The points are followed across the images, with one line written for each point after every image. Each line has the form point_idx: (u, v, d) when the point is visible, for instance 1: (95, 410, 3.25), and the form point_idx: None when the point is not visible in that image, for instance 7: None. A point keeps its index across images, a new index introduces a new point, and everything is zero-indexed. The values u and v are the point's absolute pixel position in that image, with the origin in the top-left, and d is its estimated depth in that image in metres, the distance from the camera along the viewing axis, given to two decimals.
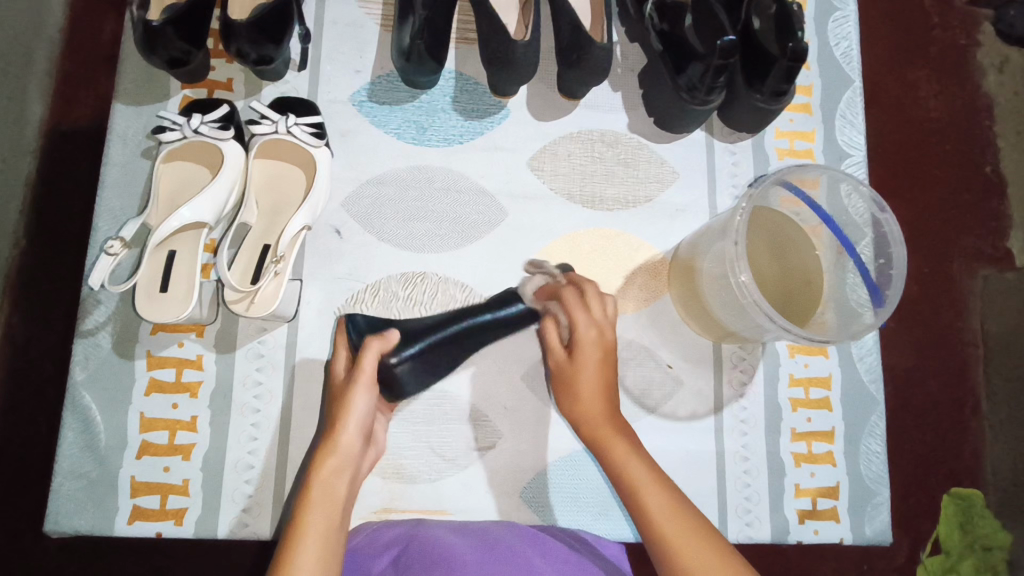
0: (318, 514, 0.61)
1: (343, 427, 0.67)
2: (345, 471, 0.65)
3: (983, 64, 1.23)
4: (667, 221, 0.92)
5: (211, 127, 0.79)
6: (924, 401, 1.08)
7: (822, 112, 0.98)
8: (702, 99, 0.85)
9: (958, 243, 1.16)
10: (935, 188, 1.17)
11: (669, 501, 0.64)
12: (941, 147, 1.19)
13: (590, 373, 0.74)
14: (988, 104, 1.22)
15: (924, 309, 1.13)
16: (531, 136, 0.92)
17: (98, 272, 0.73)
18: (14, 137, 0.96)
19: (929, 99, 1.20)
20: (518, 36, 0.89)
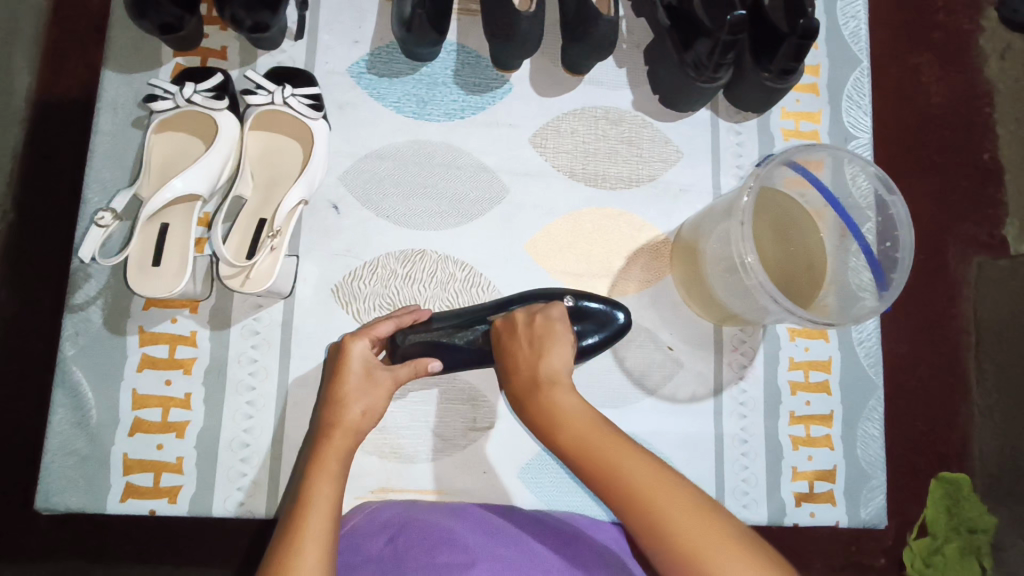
0: (324, 487, 0.60)
1: (355, 404, 0.68)
2: (346, 448, 0.66)
3: (986, 49, 1.21)
4: (670, 201, 0.91)
5: (204, 96, 0.77)
6: (915, 385, 1.09)
7: (829, 93, 0.97)
8: (709, 76, 0.83)
9: (952, 229, 1.16)
10: (934, 174, 1.16)
11: (580, 427, 0.65)
12: (942, 132, 1.17)
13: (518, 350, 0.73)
14: (990, 90, 1.20)
15: (919, 294, 1.13)
16: (533, 112, 0.90)
17: (88, 245, 0.70)
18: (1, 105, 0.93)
19: (932, 84, 1.19)
20: (522, 7, 0.87)
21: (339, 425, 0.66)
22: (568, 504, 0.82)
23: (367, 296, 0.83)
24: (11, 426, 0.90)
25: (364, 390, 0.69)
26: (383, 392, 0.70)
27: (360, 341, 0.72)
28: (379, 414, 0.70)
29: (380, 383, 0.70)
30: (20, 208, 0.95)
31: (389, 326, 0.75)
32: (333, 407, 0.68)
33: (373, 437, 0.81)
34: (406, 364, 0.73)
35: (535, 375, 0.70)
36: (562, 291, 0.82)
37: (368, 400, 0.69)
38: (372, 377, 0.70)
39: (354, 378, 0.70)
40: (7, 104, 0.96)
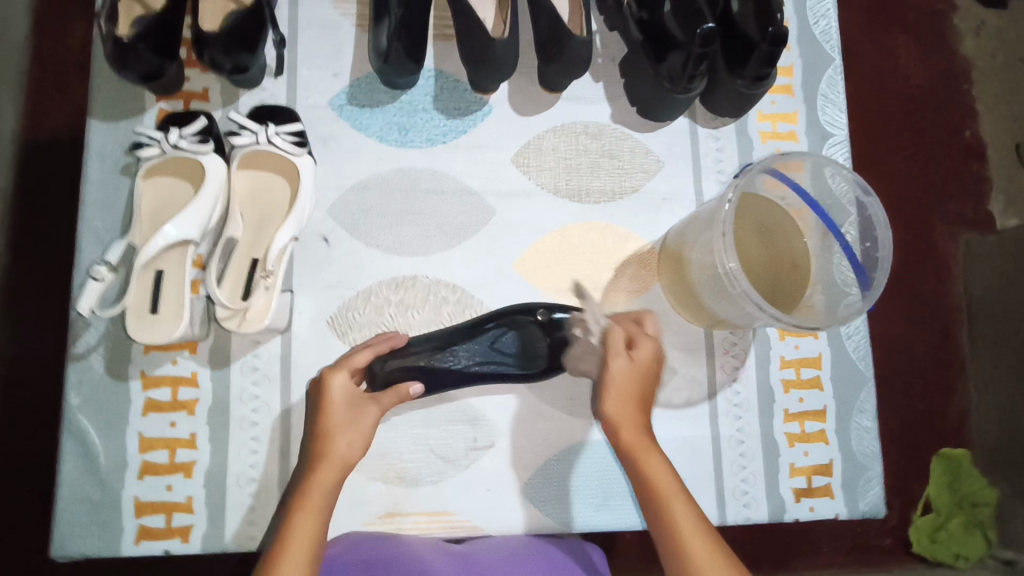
0: (304, 523, 0.65)
1: (341, 436, 0.71)
2: (335, 479, 0.69)
3: (960, 28, 1.24)
4: (654, 211, 0.93)
5: (190, 141, 0.79)
6: (909, 365, 1.11)
7: (803, 94, 0.99)
8: (684, 87, 0.86)
9: (938, 209, 1.18)
10: (915, 157, 1.18)
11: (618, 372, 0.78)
12: (922, 115, 1.20)
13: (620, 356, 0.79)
14: (966, 69, 1.23)
15: (908, 276, 1.15)
16: (515, 132, 0.92)
17: (87, 298, 0.73)
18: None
19: (909, 67, 1.21)
20: (495, 31, 0.90)
21: (327, 457, 0.70)
22: (572, 517, 0.84)
23: (362, 326, 0.84)
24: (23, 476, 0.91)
25: (351, 420, 0.73)
26: (370, 421, 0.73)
27: (340, 373, 0.75)
28: (370, 441, 0.73)
29: (366, 413, 0.73)
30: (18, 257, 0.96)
31: (366, 356, 0.77)
32: (321, 440, 0.71)
33: (378, 463, 0.83)
34: (390, 390, 0.76)
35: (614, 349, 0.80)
36: (534, 304, 0.85)
37: (356, 431, 0.72)
38: (355, 406, 0.73)
39: (337, 410, 0.73)
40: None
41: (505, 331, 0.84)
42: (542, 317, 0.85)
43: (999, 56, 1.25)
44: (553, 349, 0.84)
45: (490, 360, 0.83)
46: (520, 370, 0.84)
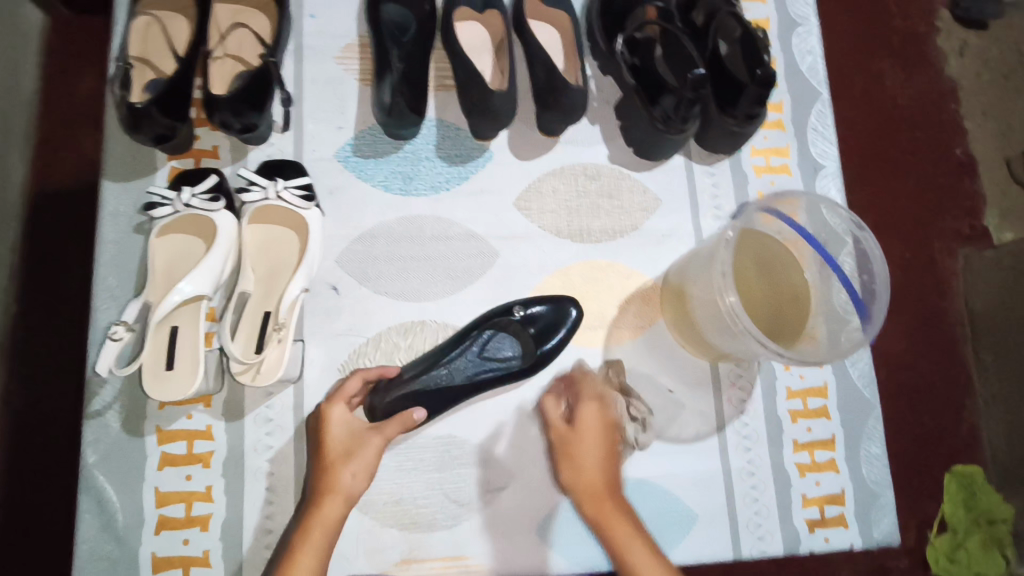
0: (305, 564, 0.70)
1: (343, 470, 0.75)
2: (338, 514, 0.74)
3: (945, 49, 1.29)
4: (654, 247, 0.95)
5: (201, 200, 0.81)
6: (916, 382, 1.12)
7: (794, 128, 1.02)
8: (678, 128, 0.89)
9: (935, 226, 1.20)
10: (909, 176, 1.22)
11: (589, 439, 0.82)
12: (913, 134, 1.23)
13: (584, 429, 0.82)
14: (953, 88, 1.27)
15: (910, 293, 1.17)
16: (516, 176, 0.94)
17: (106, 359, 0.74)
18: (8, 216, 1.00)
19: (895, 88, 1.25)
20: (495, 83, 0.95)
21: (331, 492, 0.74)
22: (590, 560, 0.84)
23: None
24: (53, 507, 0.97)
25: (352, 452, 0.76)
26: (372, 451, 0.76)
27: (338, 407, 0.78)
28: (373, 472, 0.77)
29: (366, 444, 0.76)
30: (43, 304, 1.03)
31: (356, 385, 0.79)
32: (324, 476, 0.75)
33: (392, 510, 0.83)
34: (393, 420, 0.77)
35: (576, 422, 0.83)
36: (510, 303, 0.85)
37: (358, 463, 0.76)
38: (358, 438, 0.77)
39: (336, 445, 0.77)
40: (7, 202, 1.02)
41: (491, 336, 0.83)
42: (523, 312, 0.84)
43: (984, 73, 1.29)
44: (539, 342, 0.84)
45: (485, 368, 0.82)
46: (515, 371, 0.83)
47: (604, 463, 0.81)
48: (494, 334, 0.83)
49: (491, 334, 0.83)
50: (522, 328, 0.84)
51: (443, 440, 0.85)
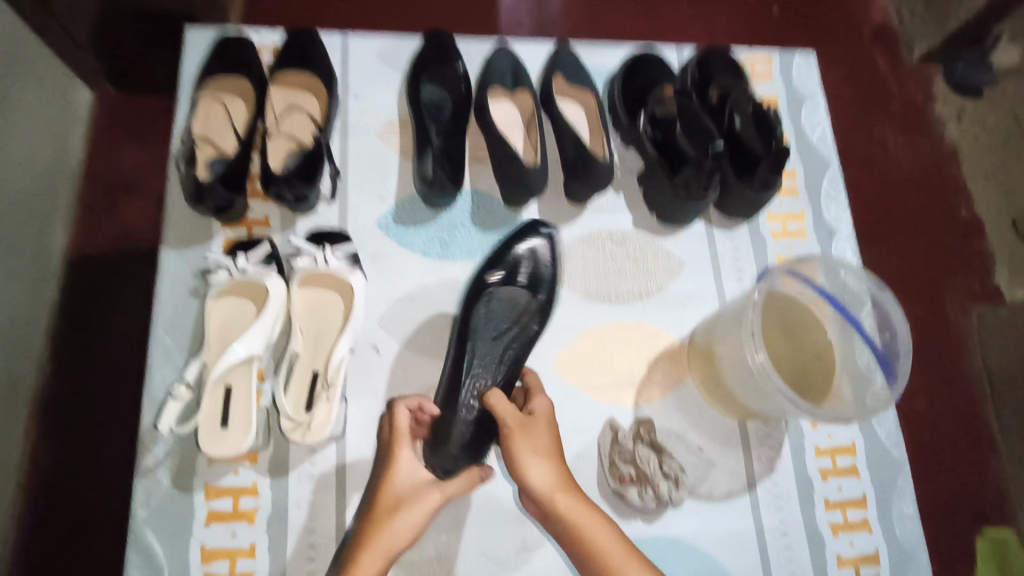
0: None
1: (393, 522, 0.82)
2: (380, 566, 0.80)
3: (942, 115, 1.40)
4: (680, 308, 0.99)
5: (256, 265, 0.88)
6: (942, 442, 1.13)
7: (807, 195, 1.08)
8: (698, 195, 0.94)
9: (947, 285, 1.26)
10: (921, 235, 1.29)
11: (547, 452, 0.87)
12: (919, 192, 1.32)
13: (539, 440, 0.87)
14: (953, 150, 1.37)
15: (928, 352, 1.20)
16: (546, 242, 1.00)
17: (168, 416, 0.82)
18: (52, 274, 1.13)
19: (899, 149, 1.35)
20: (526, 156, 1.01)
21: (377, 546, 0.80)
22: None
23: None
24: (94, 558, 1.01)
25: (403, 504, 0.83)
26: (428, 505, 0.83)
27: (406, 449, 0.85)
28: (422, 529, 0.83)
29: (414, 506, 0.83)
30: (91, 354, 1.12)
31: (406, 418, 0.87)
32: (371, 526, 0.82)
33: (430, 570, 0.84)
34: (462, 474, 0.86)
35: (531, 434, 0.87)
36: (505, 244, 0.96)
37: (407, 516, 0.82)
38: (415, 487, 0.84)
39: (396, 490, 0.83)
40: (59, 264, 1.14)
41: (484, 316, 0.92)
42: (498, 276, 0.94)
43: (982, 137, 1.39)
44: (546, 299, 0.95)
45: (511, 341, 0.92)
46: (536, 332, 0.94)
47: (553, 465, 0.86)
48: (484, 309, 0.93)
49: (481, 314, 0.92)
50: (529, 292, 0.95)
51: (483, 496, 0.86)
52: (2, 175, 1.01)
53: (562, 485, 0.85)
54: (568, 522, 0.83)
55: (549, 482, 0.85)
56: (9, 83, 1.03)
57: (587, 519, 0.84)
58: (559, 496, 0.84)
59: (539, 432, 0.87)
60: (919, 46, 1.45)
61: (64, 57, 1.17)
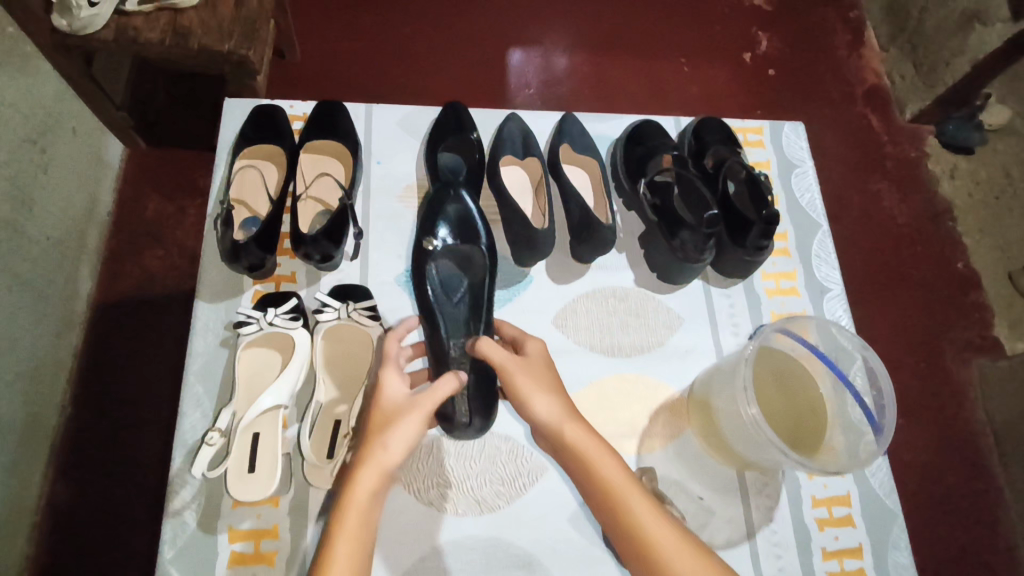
0: (344, 544, 0.69)
1: (387, 445, 0.77)
2: (375, 483, 0.74)
3: (936, 172, 1.68)
4: (679, 360, 1.05)
5: (284, 319, 0.94)
6: (946, 490, 1.31)
7: (799, 254, 1.15)
8: (695, 257, 1.02)
9: (946, 335, 1.47)
10: (919, 284, 1.52)
11: (549, 386, 0.88)
12: (914, 247, 1.57)
13: (535, 371, 0.88)
14: (948, 206, 1.64)
15: (928, 399, 1.39)
16: (554, 298, 1.06)
17: (201, 463, 0.84)
18: (72, 313, 1.36)
19: (894, 208, 1.61)
20: (536, 220, 1.10)
21: (376, 464, 0.75)
22: None
23: (424, 475, 0.94)
24: None
25: (391, 425, 0.79)
26: (415, 424, 0.79)
27: (392, 375, 0.85)
28: (411, 446, 0.79)
29: (404, 417, 0.79)
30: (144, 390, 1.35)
31: (395, 346, 0.89)
32: (368, 452, 0.76)
33: None
34: (440, 388, 0.83)
35: (528, 368, 0.89)
36: (442, 199, 1.04)
37: (399, 434, 0.78)
38: (401, 410, 0.80)
39: (383, 417, 0.80)
40: (76, 306, 1.37)
41: (439, 281, 1.01)
42: (434, 242, 1.01)
43: (975, 192, 1.65)
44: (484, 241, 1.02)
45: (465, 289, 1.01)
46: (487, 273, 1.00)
47: (559, 399, 0.86)
48: (437, 271, 1.02)
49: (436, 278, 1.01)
50: (466, 236, 1.02)
51: (491, 541, 0.92)
52: (35, 222, 1.26)
53: (574, 423, 0.84)
54: (573, 448, 0.81)
55: (556, 413, 0.84)
56: (52, 146, 1.31)
57: (590, 445, 0.81)
58: (565, 426, 0.83)
59: (537, 368, 0.89)
60: (911, 107, 1.76)
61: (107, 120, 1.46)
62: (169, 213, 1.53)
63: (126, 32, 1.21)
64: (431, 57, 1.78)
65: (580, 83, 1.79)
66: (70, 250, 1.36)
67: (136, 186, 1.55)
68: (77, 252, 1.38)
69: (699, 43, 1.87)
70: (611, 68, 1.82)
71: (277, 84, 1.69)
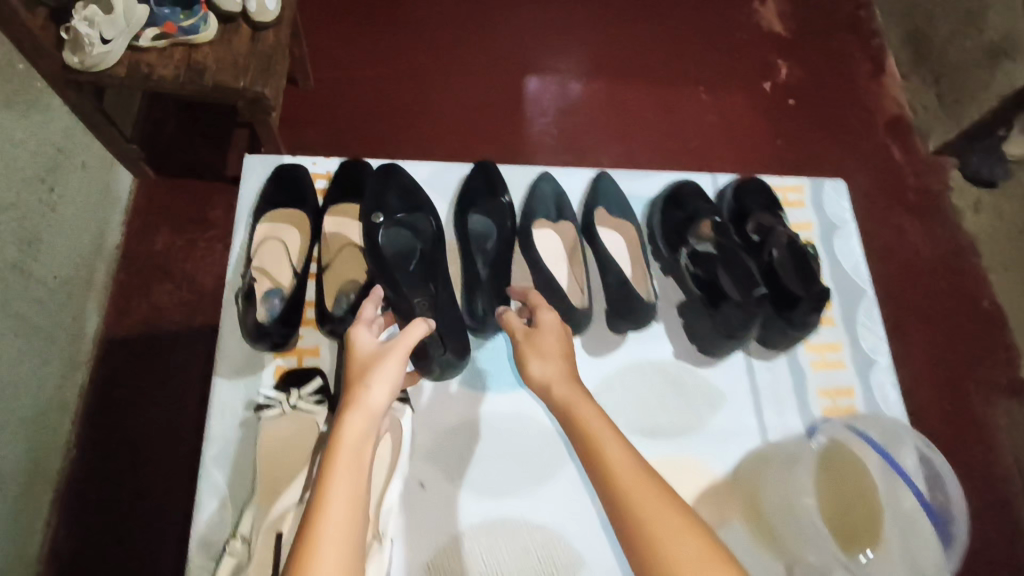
0: (342, 472, 0.68)
1: (373, 384, 0.78)
2: (361, 424, 0.74)
3: (961, 207, 1.73)
4: (722, 442, 1.00)
5: (307, 401, 0.92)
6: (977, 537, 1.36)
7: (843, 324, 1.10)
8: (739, 334, 0.97)
9: (974, 375, 1.52)
10: (943, 322, 1.58)
11: (559, 357, 0.90)
12: (938, 283, 1.62)
13: (545, 339, 0.91)
14: (971, 243, 1.69)
15: (959, 441, 1.44)
16: (588, 374, 1.01)
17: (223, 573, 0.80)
18: (78, 352, 1.33)
19: (919, 243, 1.67)
20: (575, 298, 1.04)
21: (359, 402, 0.76)
22: None
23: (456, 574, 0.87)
24: None
25: (373, 366, 0.80)
26: (392, 363, 0.81)
27: (361, 329, 0.87)
28: (391, 393, 0.79)
29: (383, 358, 0.81)
30: (154, 428, 1.34)
31: (372, 309, 0.90)
32: (352, 392, 0.77)
33: None
34: (405, 331, 0.85)
35: (536, 335, 0.92)
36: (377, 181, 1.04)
37: (379, 376, 0.79)
38: (381, 354, 0.82)
39: (364, 358, 0.82)
40: (82, 346, 1.35)
41: (392, 250, 1.01)
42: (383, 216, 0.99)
43: (999, 226, 1.71)
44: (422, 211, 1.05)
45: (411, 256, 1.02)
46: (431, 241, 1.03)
47: (558, 365, 0.88)
48: (387, 242, 1.02)
49: (388, 246, 1.01)
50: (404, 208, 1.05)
51: None
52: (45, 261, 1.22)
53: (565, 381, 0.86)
54: (570, 411, 0.82)
55: (554, 374, 0.87)
56: (66, 182, 1.28)
57: (583, 403, 0.82)
58: (557, 383, 0.85)
59: (546, 335, 0.92)
60: (934, 140, 1.80)
61: (114, 148, 1.43)
62: (180, 246, 1.50)
63: (139, 68, 1.19)
64: (445, 76, 1.74)
65: (597, 106, 1.76)
66: (81, 291, 1.35)
67: (147, 219, 1.52)
68: (86, 287, 1.36)
69: (719, 71, 1.85)
70: (627, 89, 1.79)
71: (291, 113, 1.64)
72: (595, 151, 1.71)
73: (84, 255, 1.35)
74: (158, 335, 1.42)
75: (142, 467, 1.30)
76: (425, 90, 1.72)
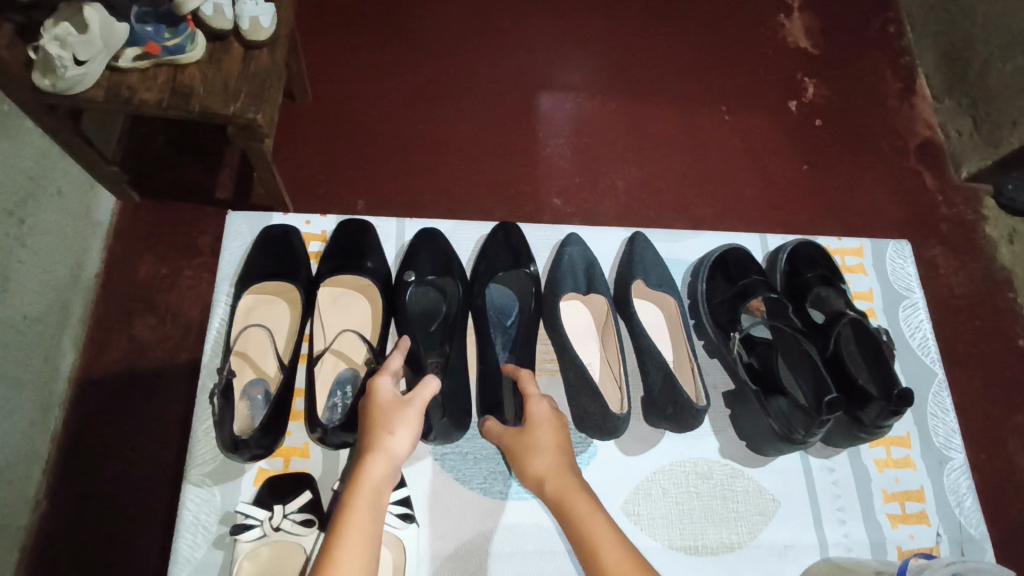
0: (358, 515, 0.71)
1: (394, 431, 0.80)
2: (384, 468, 0.77)
3: (995, 237, 1.57)
4: (776, 560, 0.92)
5: (293, 522, 0.87)
6: None
7: (914, 415, 1.03)
8: (800, 437, 0.89)
9: (1007, 424, 1.35)
10: (983, 366, 1.41)
11: (560, 444, 0.84)
12: (975, 322, 1.46)
13: (543, 432, 0.84)
14: (1006, 277, 1.53)
15: (993, 498, 1.27)
16: (622, 479, 0.93)
17: None
18: (49, 395, 1.15)
19: (952, 277, 1.51)
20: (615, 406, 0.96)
21: (381, 448, 0.78)
22: None
23: None
24: None
25: (396, 414, 0.82)
26: (414, 415, 0.82)
27: (387, 377, 0.87)
28: (413, 442, 0.82)
29: (407, 407, 0.82)
30: (122, 483, 1.16)
31: (399, 360, 0.90)
32: (375, 436, 0.80)
33: None
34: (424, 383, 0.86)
35: (530, 428, 0.85)
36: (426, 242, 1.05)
37: (405, 426, 0.81)
38: (403, 402, 0.83)
39: (387, 405, 0.83)
40: (55, 388, 1.18)
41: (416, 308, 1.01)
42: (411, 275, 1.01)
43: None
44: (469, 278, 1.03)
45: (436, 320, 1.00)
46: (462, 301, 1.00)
47: (554, 458, 0.82)
48: (415, 302, 1.02)
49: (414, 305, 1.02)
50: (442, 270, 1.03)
51: None
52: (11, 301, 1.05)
53: (561, 471, 0.81)
54: (561, 500, 0.78)
55: (547, 467, 0.81)
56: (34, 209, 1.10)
57: (572, 489, 0.78)
58: (550, 479, 0.80)
59: (546, 426, 0.85)
60: (968, 165, 1.62)
61: (91, 170, 1.24)
62: (163, 276, 1.32)
63: (120, 92, 1.01)
64: (452, 92, 1.58)
65: (611, 124, 1.60)
66: (54, 328, 1.17)
67: (127, 245, 1.34)
68: (59, 321, 1.18)
69: (748, 87, 1.68)
70: (644, 108, 1.63)
71: (282, 132, 1.48)
72: (609, 173, 1.54)
73: (56, 287, 1.18)
74: (137, 376, 1.24)
75: (109, 531, 1.13)
76: (427, 106, 1.56)
